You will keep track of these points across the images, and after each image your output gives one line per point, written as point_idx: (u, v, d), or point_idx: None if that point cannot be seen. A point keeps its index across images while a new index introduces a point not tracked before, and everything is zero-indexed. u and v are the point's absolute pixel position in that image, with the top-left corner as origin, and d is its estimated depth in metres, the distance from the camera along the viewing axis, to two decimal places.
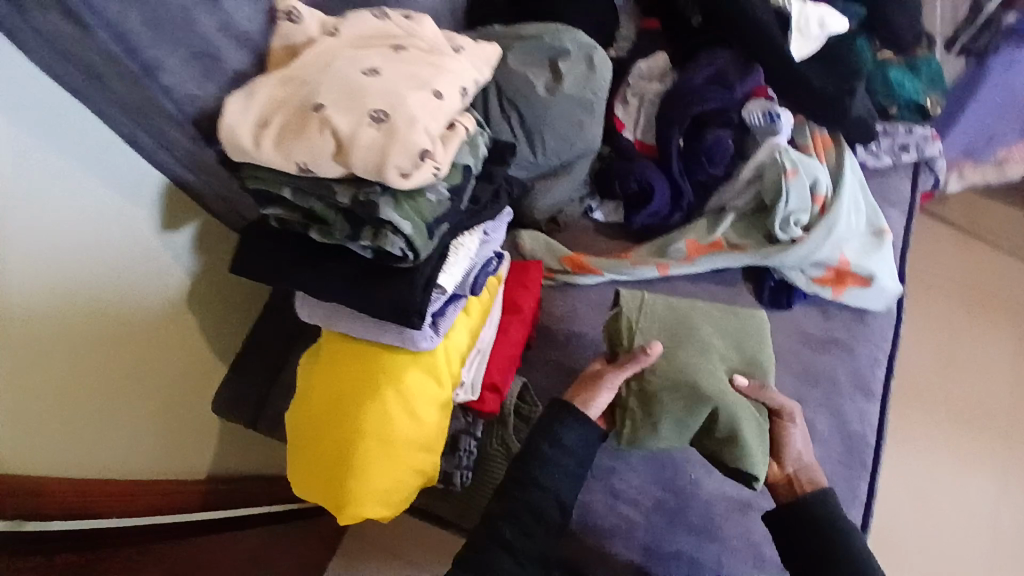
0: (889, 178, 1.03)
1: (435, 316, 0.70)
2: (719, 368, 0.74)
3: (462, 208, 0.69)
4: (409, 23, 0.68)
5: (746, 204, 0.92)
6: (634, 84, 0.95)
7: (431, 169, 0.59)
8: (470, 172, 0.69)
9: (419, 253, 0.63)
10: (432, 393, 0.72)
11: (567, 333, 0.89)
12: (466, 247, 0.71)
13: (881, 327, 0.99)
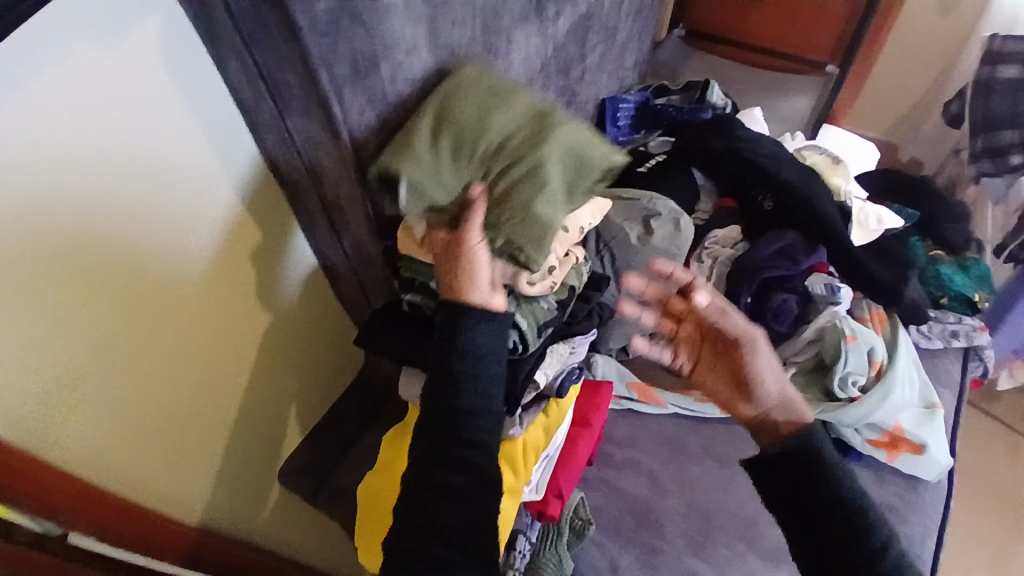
0: (940, 359, 1.17)
1: (524, 407, 0.87)
2: (543, 192, 0.76)
3: (563, 319, 0.91)
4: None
5: (807, 361, 1.03)
6: (710, 247, 1.15)
7: (547, 283, 0.83)
8: (573, 291, 0.91)
9: (527, 345, 0.85)
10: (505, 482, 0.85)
11: (621, 456, 1.09)
12: (558, 354, 0.90)
13: (932, 499, 1.02)
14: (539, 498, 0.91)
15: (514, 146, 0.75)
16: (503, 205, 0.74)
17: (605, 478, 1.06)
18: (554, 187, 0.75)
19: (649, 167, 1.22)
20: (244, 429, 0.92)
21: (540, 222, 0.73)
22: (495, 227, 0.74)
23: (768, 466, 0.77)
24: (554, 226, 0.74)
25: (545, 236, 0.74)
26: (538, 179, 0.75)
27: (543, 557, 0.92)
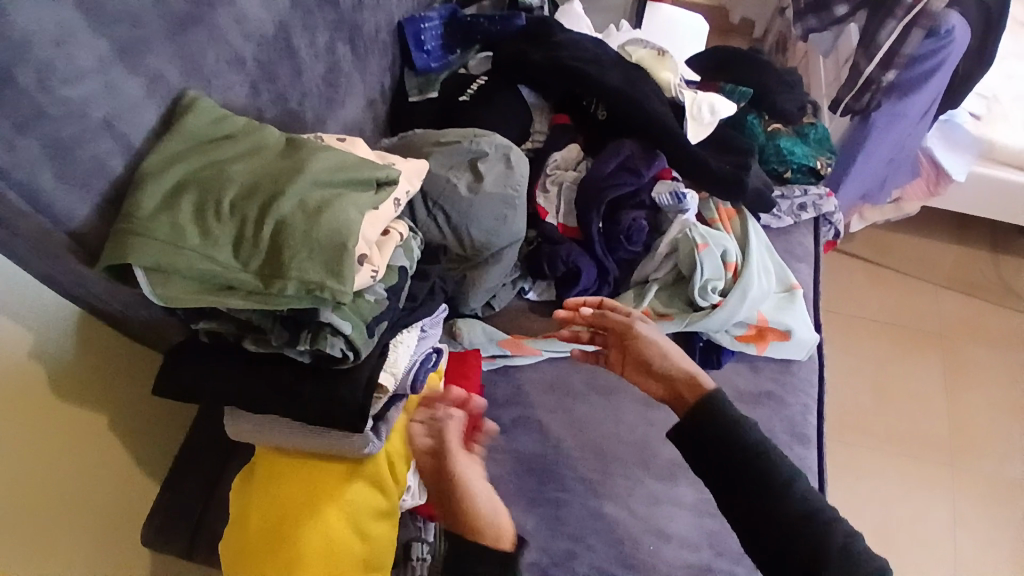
0: (793, 234, 1.19)
1: (377, 417, 0.75)
2: (334, 210, 0.62)
3: (400, 306, 0.76)
4: (343, 145, 0.75)
5: (666, 275, 0.99)
6: (552, 173, 1.05)
7: (368, 273, 0.66)
8: (406, 272, 0.76)
9: (359, 351, 0.69)
10: (375, 504, 0.77)
11: (511, 416, 1.02)
12: (403, 347, 0.77)
13: (806, 374, 1.06)
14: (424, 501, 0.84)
15: (271, 180, 0.63)
16: (277, 245, 0.60)
17: (497, 444, 0.99)
18: (333, 202, 0.63)
19: (471, 93, 1.10)
20: (67, 526, 0.73)
21: (330, 239, 0.61)
22: (282, 274, 0.60)
23: (696, 440, 0.72)
24: (348, 243, 0.61)
25: (342, 258, 0.61)
26: (309, 204, 0.62)
27: (446, 552, 0.85)
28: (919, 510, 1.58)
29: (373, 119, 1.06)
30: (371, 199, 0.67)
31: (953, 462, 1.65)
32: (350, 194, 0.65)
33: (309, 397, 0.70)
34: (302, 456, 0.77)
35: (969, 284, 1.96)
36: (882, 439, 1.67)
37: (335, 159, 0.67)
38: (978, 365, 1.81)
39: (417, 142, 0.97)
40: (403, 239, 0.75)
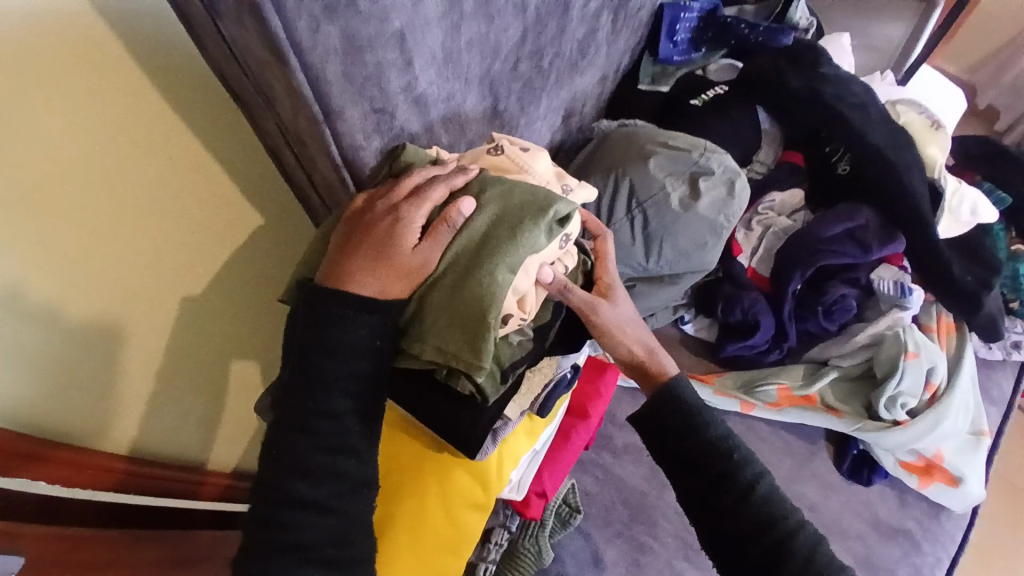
0: (995, 371, 1.03)
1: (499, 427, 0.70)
2: (490, 267, 0.55)
3: (547, 344, 0.69)
4: (523, 154, 0.67)
5: (852, 367, 0.89)
6: (763, 214, 0.96)
7: (519, 321, 0.61)
8: (559, 308, 0.69)
9: (487, 397, 0.63)
10: (472, 494, 0.73)
11: (624, 441, 0.97)
12: (540, 373, 0.73)
13: (953, 529, 0.93)
14: (520, 499, 0.81)
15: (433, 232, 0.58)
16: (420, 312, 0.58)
17: (601, 463, 0.95)
18: (486, 260, 0.56)
19: (704, 100, 1.00)
20: (211, 373, 0.74)
21: (473, 297, 0.55)
22: (420, 339, 0.57)
23: (659, 422, 0.65)
24: (489, 316, 0.55)
25: (480, 333, 0.54)
26: (466, 255, 0.57)
27: (522, 547, 0.83)
28: None
29: (599, 94, 0.99)
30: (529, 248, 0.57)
31: None
32: (509, 244, 0.56)
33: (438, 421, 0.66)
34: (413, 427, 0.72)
35: None
36: None
37: (503, 196, 0.58)
38: None
39: (644, 134, 0.90)
40: (570, 272, 0.68)
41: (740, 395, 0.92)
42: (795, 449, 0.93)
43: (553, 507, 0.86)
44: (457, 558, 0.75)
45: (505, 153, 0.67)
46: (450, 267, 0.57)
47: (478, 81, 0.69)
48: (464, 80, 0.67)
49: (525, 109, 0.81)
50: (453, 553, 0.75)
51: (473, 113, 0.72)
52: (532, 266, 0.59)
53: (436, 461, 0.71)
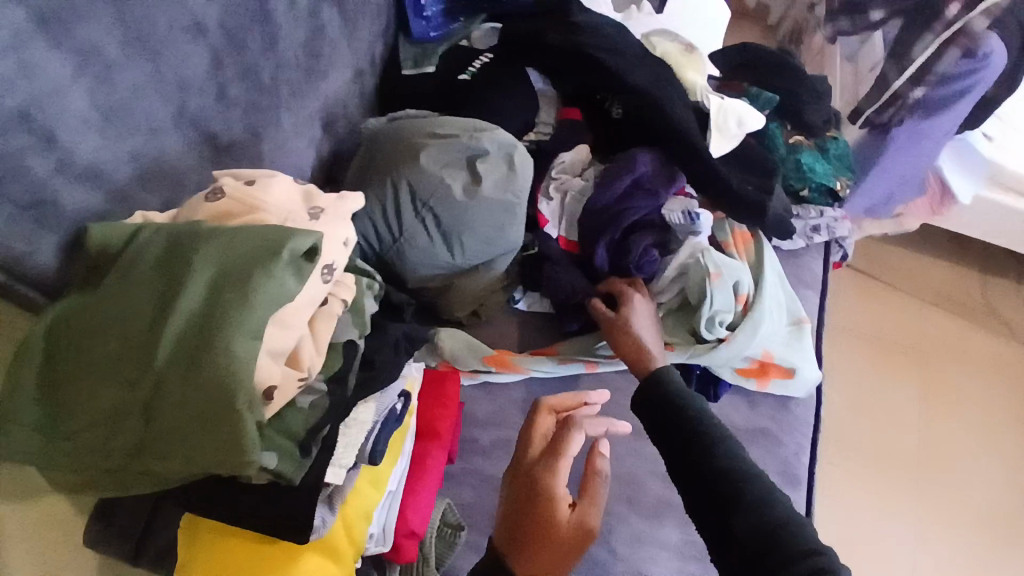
0: (802, 259, 1.12)
1: (332, 491, 0.65)
2: (222, 342, 0.47)
3: (351, 390, 0.62)
4: (250, 192, 0.59)
5: (672, 301, 0.91)
6: (558, 177, 0.95)
7: (297, 384, 0.55)
8: (354, 348, 0.62)
9: (292, 479, 0.55)
10: (328, 574, 0.67)
11: (491, 438, 0.94)
12: (355, 425, 0.65)
13: (804, 413, 1.00)
14: (389, 548, 0.76)
15: (146, 319, 0.49)
16: (153, 416, 0.47)
17: (474, 467, 0.92)
18: (213, 335, 0.47)
19: (472, 73, 0.97)
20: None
21: (209, 383, 0.46)
22: (164, 451, 0.47)
23: (650, 398, 0.75)
24: (237, 395, 0.46)
25: (230, 424, 0.46)
26: (191, 335, 0.48)
27: None
28: (882, 526, 1.69)
29: (359, 92, 0.93)
30: (271, 302, 0.50)
31: (920, 482, 1.75)
32: (239, 306, 0.48)
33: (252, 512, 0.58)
34: (249, 532, 0.64)
35: (961, 304, 2.00)
36: (852, 457, 1.77)
37: (223, 253, 0.50)
38: (960, 388, 1.88)
39: (412, 128, 0.85)
40: (351, 303, 0.63)
41: (582, 357, 0.96)
42: None
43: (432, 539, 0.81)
44: None
45: (227, 197, 0.59)
46: (173, 355, 0.47)
47: (170, 128, 0.62)
48: (148, 132, 0.59)
49: (261, 140, 0.75)
50: None
51: (184, 163, 0.65)
52: (286, 319, 0.53)
53: (272, 553, 0.64)
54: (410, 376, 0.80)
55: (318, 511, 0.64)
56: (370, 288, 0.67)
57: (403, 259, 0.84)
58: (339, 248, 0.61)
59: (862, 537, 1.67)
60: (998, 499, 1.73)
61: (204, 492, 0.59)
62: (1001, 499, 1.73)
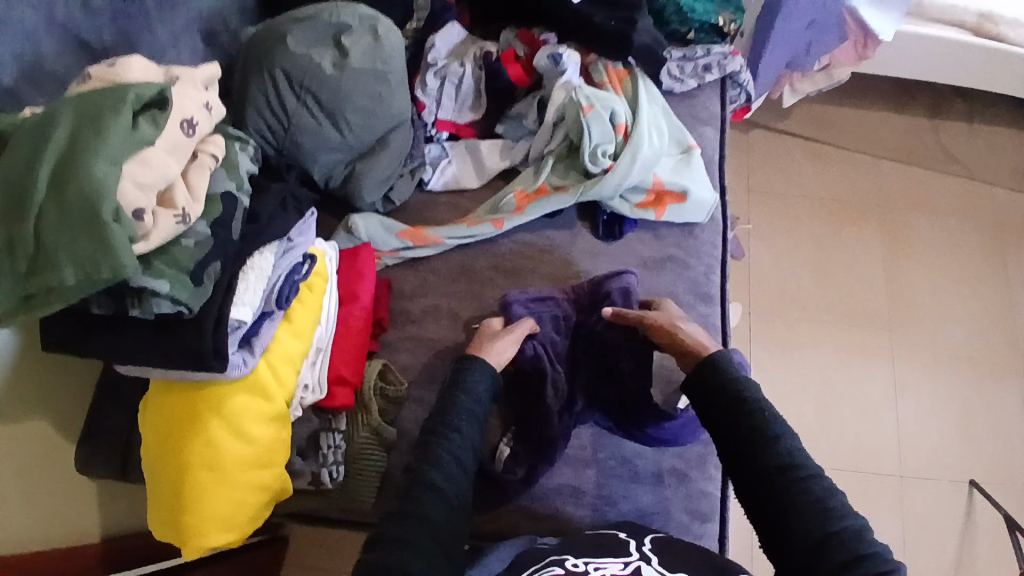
0: (697, 99, 1.14)
1: (248, 338, 0.75)
2: (85, 171, 0.57)
3: (236, 236, 0.72)
4: (111, 71, 0.67)
5: (559, 147, 1.03)
6: (436, 65, 1.08)
7: (173, 218, 0.64)
8: (234, 197, 0.72)
9: (191, 306, 0.66)
10: (260, 409, 0.77)
11: (421, 307, 1.00)
12: (256, 270, 0.74)
13: (710, 237, 1.06)
14: (324, 396, 0.87)
15: (25, 165, 0.58)
16: (41, 239, 0.57)
17: (409, 334, 0.99)
18: (76, 165, 0.57)
19: None
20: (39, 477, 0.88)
21: (80, 202, 0.56)
22: (54, 267, 0.57)
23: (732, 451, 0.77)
24: (103, 207, 0.57)
25: (99, 230, 0.57)
26: (60, 169, 0.58)
27: (360, 439, 0.90)
28: (862, 373, 1.61)
29: (238, 9, 1.00)
30: (131, 142, 0.60)
31: (892, 325, 1.66)
32: (95, 141, 0.58)
33: (175, 344, 0.69)
34: (185, 383, 0.75)
35: (908, 151, 1.88)
36: (821, 319, 1.66)
37: (80, 107, 0.60)
38: (916, 231, 1.78)
39: (273, 25, 0.92)
40: (222, 160, 0.72)
41: (490, 217, 1.02)
42: (559, 237, 1.04)
43: (372, 392, 0.91)
44: (271, 470, 0.79)
45: (95, 81, 0.66)
46: (46, 189, 0.57)
47: (42, 34, 0.70)
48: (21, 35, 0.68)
49: (137, 48, 0.82)
50: (264, 467, 0.79)
51: (63, 66, 0.73)
52: (147, 160, 0.62)
53: (203, 399, 0.75)
54: (317, 247, 0.89)
55: (238, 352, 0.74)
56: (243, 151, 0.78)
57: (298, 145, 0.92)
58: (199, 108, 0.70)
59: (836, 381, 1.60)
60: (970, 329, 1.66)
61: (133, 339, 0.70)
62: (976, 330, 1.66)
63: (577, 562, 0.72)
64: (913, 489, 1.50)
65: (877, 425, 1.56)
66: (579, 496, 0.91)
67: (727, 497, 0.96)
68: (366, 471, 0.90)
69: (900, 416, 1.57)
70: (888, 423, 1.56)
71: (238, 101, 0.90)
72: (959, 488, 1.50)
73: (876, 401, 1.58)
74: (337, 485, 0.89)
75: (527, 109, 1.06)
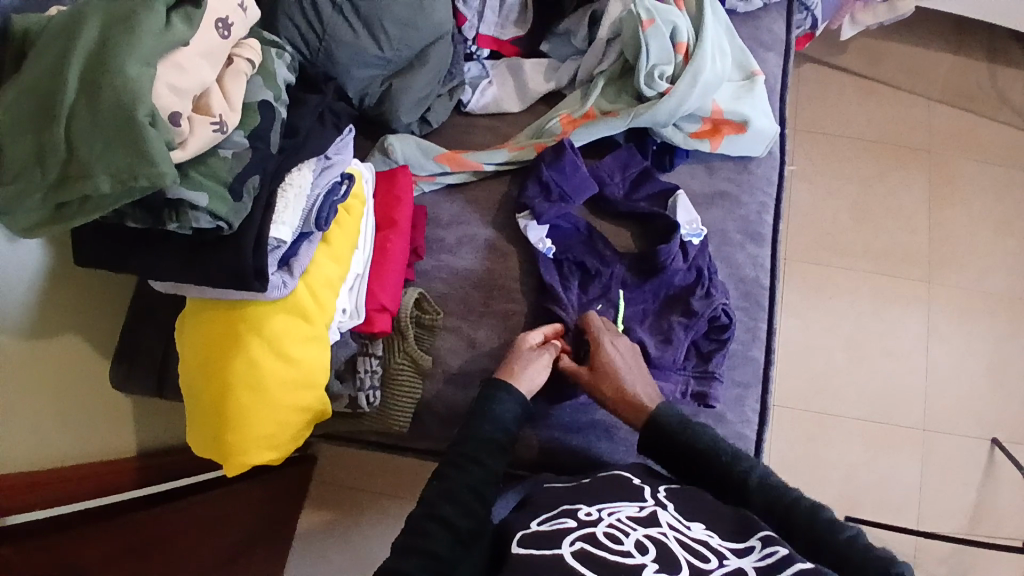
0: (760, 21, 1.04)
1: (286, 259, 0.72)
2: (119, 70, 0.52)
3: (274, 149, 0.67)
4: None
5: (611, 68, 0.96)
6: None
7: (210, 126, 0.59)
8: (271, 106, 0.67)
9: (230, 221, 0.63)
10: (302, 331, 0.75)
11: (457, 236, 0.96)
12: (293, 186, 0.70)
13: (765, 173, 1.00)
14: (362, 321, 0.84)
15: (56, 65, 0.53)
16: (74, 145, 0.53)
17: (444, 263, 0.95)
18: (110, 64, 0.53)
19: None
20: (78, 390, 0.90)
21: (115, 102, 0.52)
22: (88, 172, 0.53)
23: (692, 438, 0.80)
24: (136, 110, 0.52)
25: (135, 136, 0.52)
26: (92, 68, 0.53)
27: (395, 365, 0.88)
28: (899, 325, 1.56)
29: None
30: (163, 41, 0.55)
31: (932, 277, 1.60)
32: (129, 38, 0.53)
33: (215, 263, 0.66)
34: (226, 302, 0.73)
35: (967, 94, 1.76)
36: (858, 267, 1.60)
37: (112, 4, 0.55)
38: (967, 179, 1.68)
39: None
40: (258, 66, 0.67)
41: (533, 142, 0.96)
42: (605, 164, 0.96)
43: (408, 319, 0.89)
44: (313, 393, 0.78)
45: None
46: (79, 91, 0.53)
47: None
48: None
49: None
50: (306, 390, 0.77)
51: None
52: (182, 62, 0.57)
53: (245, 318, 0.72)
54: (354, 167, 0.84)
55: (277, 274, 0.71)
56: (280, 57, 0.71)
57: (333, 57, 0.85)
58: (232, 8, 0.63)
59: (870, 331, 1.55)
60: (1014, 284, 1.60)
61: (173, 256, 0.67)
62: (1014, 284, 1.60)
63: (592, 511, 0.70)
64: (936, 442, 1.49)
65: (907, 378, 1.53)
66: (613, 431, 0.90)
67: (764, 440, 0.94)
68: (403, 396, 0.89)
69: (932, 370, 1.53)
70: (918, 376, 1.53)
71: (269, 7, 0.84)
72: (983, 443, 1.49)
73: (908, 354, 1.54)
74: (373, 410, 0.89)
75: (577, 25, 0.98)
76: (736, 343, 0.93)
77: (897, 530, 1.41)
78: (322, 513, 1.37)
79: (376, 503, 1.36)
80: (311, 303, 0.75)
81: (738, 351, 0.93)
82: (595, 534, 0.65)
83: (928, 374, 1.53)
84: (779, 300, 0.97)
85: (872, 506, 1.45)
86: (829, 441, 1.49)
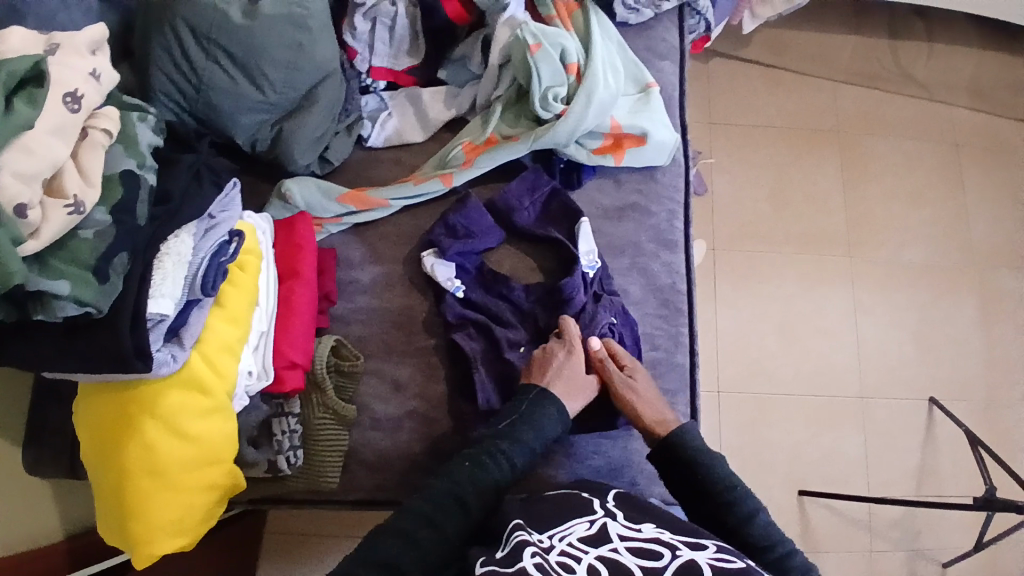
0: (653, 31, 1.06)
1: (174, 331, 0.68)
2: None
3: (144, 221, 0.63)
4: None
5: (506, 92, 0.95)
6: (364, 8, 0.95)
7: (64, 210, 0.55)
8: (137, 176, 0.63)
9: (100, 306, 0.59)
10: (199, 405, 0.70)
11: (373, 275, 0.93)
12: (173, 255, 0.65)
13: (671, 181, 1.01)
14: (273, 381, 0.80)
15: None
16: None
17: (362, 304, 0.92)
18: None
19: None
20: None
21: None
22: None
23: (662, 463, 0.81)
24: None
25: None
26: None
27: (317, 420, 0.85)
28: (827, 303, 1.62)
29: None
30: (3, 127, 0.51)
31: (853, 252, 1.66)
32: None
33: (92, 349, 0.62)
34: (114, 384, 0.69)
35: (870, 74, 1.82)
36: (785, 251, 1.65)
37: None
38: (876, 156, 1.75)
39: None
40: (118, 134, 0.62)
41: (438, 173, 0.94)
42: (514, 190, 0.95)
43: (325, 371, 0.85)
44: (219, 468, 0.74)
45: None
46: None
47: None
48: None
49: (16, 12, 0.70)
50: (211, 465, 0.73)
51: None
52: (28, 145, 0.53)
53: (134, 400, 0.68)
54: (246, 222, 0.80)
55: (165, 348, 0.67)
56: (144, 120, 0.67)
57: (215, 107, 0.81)
58: (84, 78, 0.59)
59: (802, 313, 1.60)
60: (928, 252, 1.68)
61: (45, 348, 0.62)
62: (927, 251, 1.68)
63: (543, 540, 0.64)
64: (874, 412, 1.55)
65: (840, 353, 1.59)
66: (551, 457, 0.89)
67: None
68: (329, 452, 0.85)
69: (862, 342, 1.60)
70: (849, 350, 1.59)
71: (140, 62, 0.79)
72: (919, 406, 1.56)
73: (839, 331, 1.60)
74: (298, 470, 0.85)
75: (470, 51, 0.98)
76: (660, 353, 0.94)
77: (846, 501, 1.46)
78: (275, 566, 1.31)
79: (329, 546, 1.31)
80: (209, 375, 0.71)
81: (663, 361, 0.93)
82: (546, 560, 0.61)
83: (858, 347, 1.59)
84: (697, 305, 0.98)
85: (821, 480, 1.50)
86: (774, 423, 1.53)
